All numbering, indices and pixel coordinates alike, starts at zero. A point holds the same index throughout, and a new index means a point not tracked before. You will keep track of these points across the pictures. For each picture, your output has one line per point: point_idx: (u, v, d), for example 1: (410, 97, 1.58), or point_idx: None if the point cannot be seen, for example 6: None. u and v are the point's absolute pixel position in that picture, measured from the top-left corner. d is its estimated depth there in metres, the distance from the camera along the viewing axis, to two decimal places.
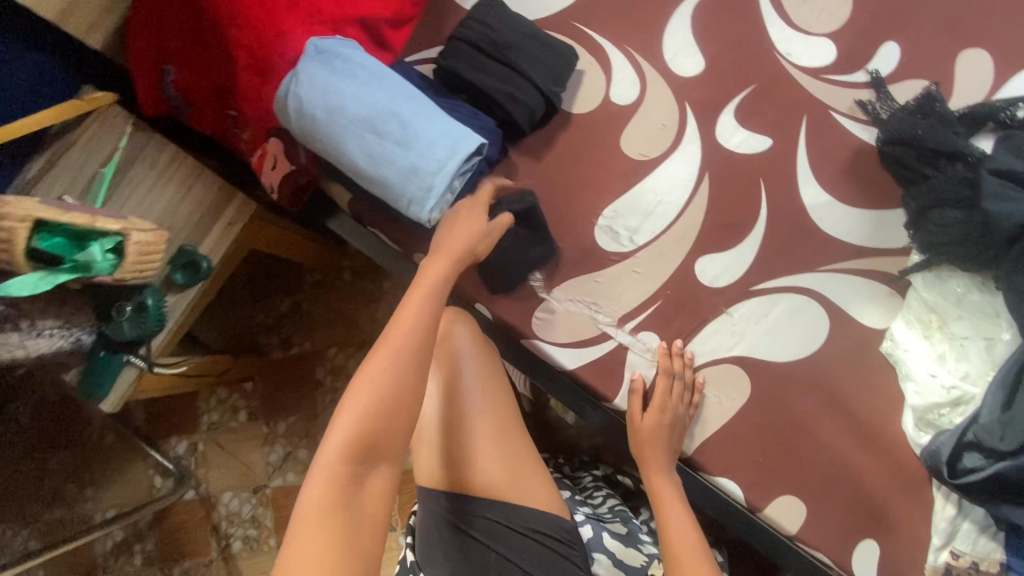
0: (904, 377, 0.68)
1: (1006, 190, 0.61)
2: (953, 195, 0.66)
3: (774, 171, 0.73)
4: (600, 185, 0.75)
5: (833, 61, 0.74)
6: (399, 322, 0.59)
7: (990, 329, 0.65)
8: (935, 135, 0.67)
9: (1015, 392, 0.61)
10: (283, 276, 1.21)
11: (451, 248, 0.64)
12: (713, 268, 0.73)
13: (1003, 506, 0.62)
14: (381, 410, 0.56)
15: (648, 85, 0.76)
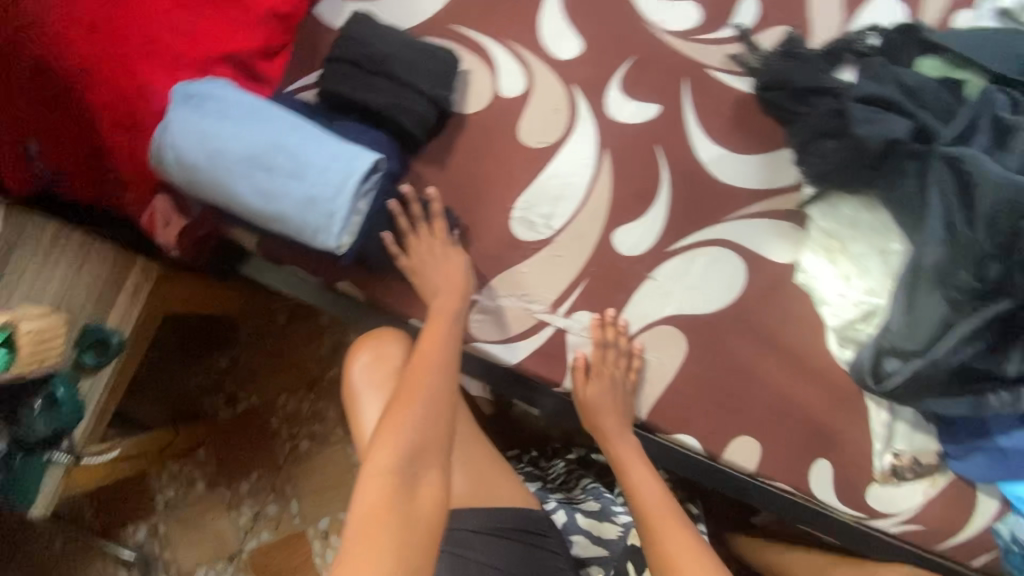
0: (819, 302, 0.72)
1: (870, 114, 0.66)
2: (826, 127, 0.69)
3: (667, 135, 0.76)
4: (508, 179, 0.75)
5: (700, 22, 0.77)
6: (429, 349, 0.66)
7: (883, 243, 0.69)
8: (802, 75, 0.71)
9: (913, 296, 0.65)
10: (214, 332, 1.16)
11: (452, 285, 0.71)
12: (630, 237, 0.76)
13: (925, 398, 0.68)
14: (423, 421, 0.61)
15: (534, 74, 0.77)
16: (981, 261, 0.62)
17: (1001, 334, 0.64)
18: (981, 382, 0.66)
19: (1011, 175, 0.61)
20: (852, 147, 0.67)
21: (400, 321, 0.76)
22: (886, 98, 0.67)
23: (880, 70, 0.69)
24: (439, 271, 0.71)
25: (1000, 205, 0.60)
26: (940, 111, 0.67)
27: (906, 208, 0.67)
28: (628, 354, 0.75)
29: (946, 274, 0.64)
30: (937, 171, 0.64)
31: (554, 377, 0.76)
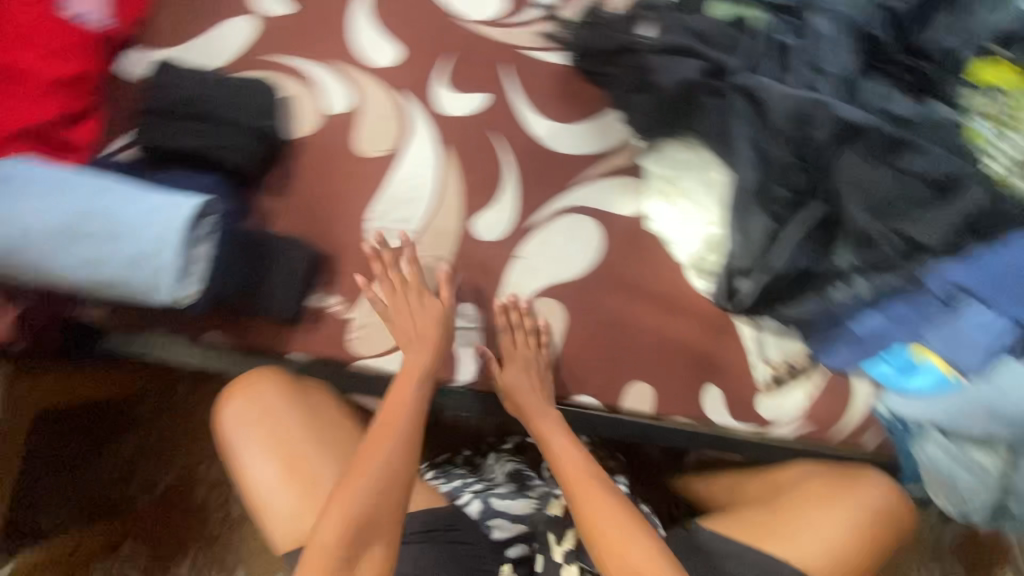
0: (670, 244, 0.77)
1: (668, 61, 0.71)
2: (633, 83, 0.75)
3: (501, 119, 0.79)
4: (357, 194, 0.76)
5: (507, 8, 0.81)
6: (388, 420, 0.72)
7: (711, 175, 0.74)
8: (605, 37, 0.75)
9: (743, 219, 0.70)
10: (113, 418, 1.09)
11: (411, 336, 0.73)
12: (489, 223, 0.78)
13: (777, 307, 0.73)
14: (371, 496, 0.68)
15: (359, 87, 0.78)
16: (788, 172, 0.68)
17: (825, 232, 0.71)
18: (822, 281, 0.72)
19: (793, 91, 0.67)
20: (659, 96, 0.73)
21: (278, 359, 0.75)
22: (678, 45, 0.72)
23: (671, 20, 0.74)
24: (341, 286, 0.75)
25: (789, 119, 0.66)
26: (730, 47, 0.72)
27: (719, 139, 0.71)
28: (526, 330, 0.77)
29: (765, 191, 0.69)
30: (737, 102, 0.69)
31: (448, 374, 0.77)
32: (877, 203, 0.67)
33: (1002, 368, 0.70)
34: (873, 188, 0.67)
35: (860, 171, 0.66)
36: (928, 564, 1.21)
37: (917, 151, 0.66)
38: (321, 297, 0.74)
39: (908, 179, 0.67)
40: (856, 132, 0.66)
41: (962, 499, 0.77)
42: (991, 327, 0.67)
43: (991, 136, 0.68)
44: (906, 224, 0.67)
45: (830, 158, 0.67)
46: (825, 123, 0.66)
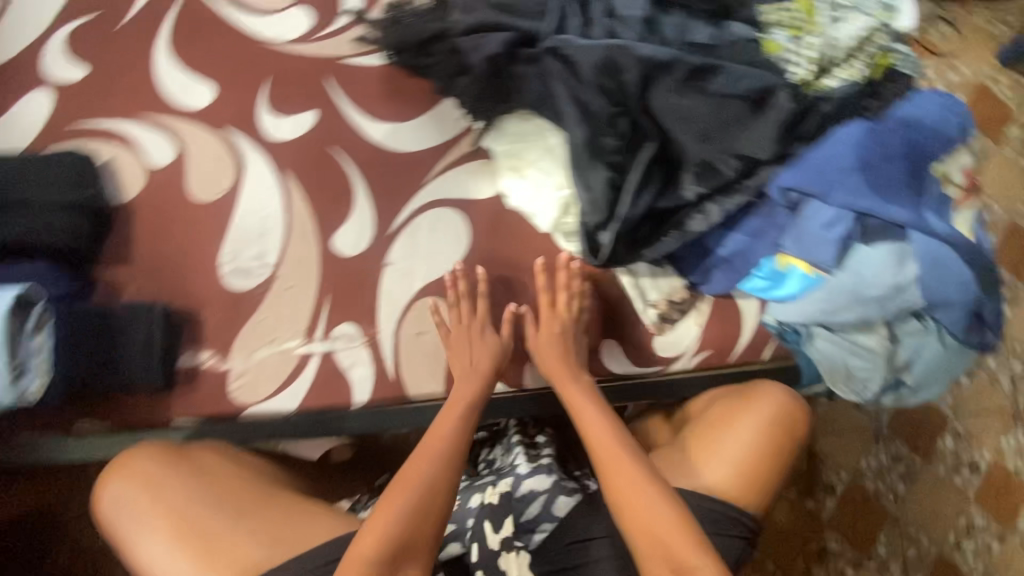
0: (531, 216, 0.78)
1: (475, 40, 0.70)
2: (452, 66, 0.73)
3: (335, 132, 0.77)
4: (204, 243, 0.73)
5: (314, 20, 0.78)
6: (434, 434, 0.71)
7: (547, 140, 0.76)
8: (413, 29, 0.74)
9: (582, 175, 0.71)
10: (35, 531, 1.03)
11: (461, 368, 0.74)
12: (349, 237, 0.76)
13: (642, 251, 0.76)
14: (414, 513, 0.65)
15: (180, 134, 0.75)
16: (612, 120, 0.70)
17: (666, 169, 0.73)
18: (674, 215, 0.75)
19: (594, 42, 0.68)
20: (479, 78, 0.72)
21: (162, 430, 0.72)
22: (484, 21, 0.71)
23: (471, 1, 0.73)
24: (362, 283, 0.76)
25: (597, 69, 0.68)
26: (538, 15, 0.72)
27: (542, 103, 0.73)
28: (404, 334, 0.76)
29: (597, 142, 0.70)
30: (550, 64, 0.70)
31: (344, 400, 0.75)
32: (700, 130, 0.69)
33: (858, 255, 0.72)
34: (692, 116, 0.69)
35: (675, 103, 0.68)
36: (874, 449, 1.28)
37: (724, 74, 0.68)
38: (190, 355, 0.72)
39: (723, 102, 0.68)
40: (664, 68, 0.68)
41: (860, 383, 0.81)
42: (834, 218, 0.69)
43: (788, 42, 0.71)
44: (732, 142, 0.70)
45: (646, 98, 0.69)
46: (631, 66, 0.67)
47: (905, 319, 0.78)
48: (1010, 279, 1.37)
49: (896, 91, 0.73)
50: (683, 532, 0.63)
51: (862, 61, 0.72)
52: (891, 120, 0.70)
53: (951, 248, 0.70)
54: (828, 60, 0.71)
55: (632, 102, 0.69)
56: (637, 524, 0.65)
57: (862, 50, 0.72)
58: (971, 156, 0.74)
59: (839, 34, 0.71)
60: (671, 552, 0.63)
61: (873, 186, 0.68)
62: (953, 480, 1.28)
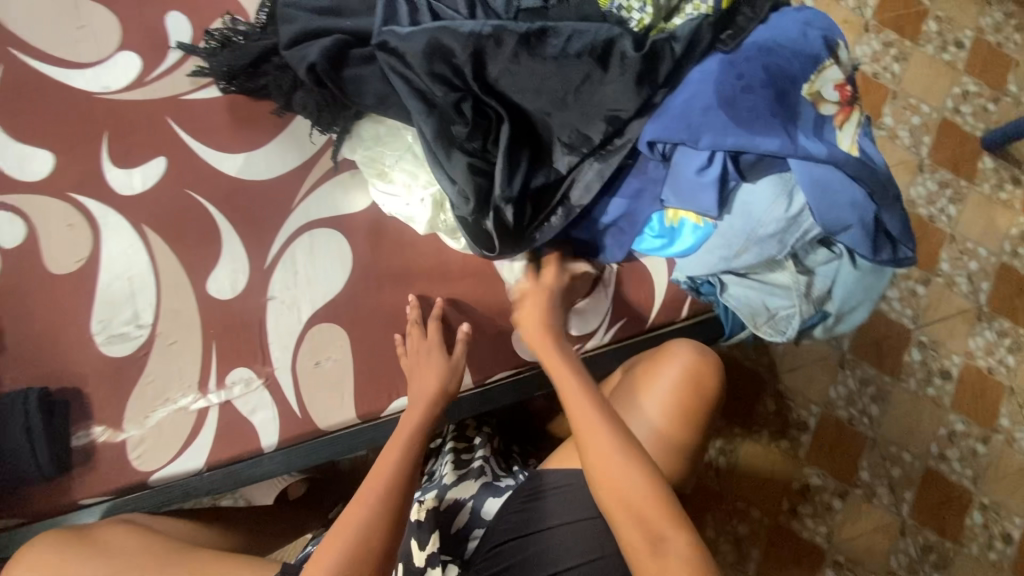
0: (411, 221, 0.74)
1: (298, 49, 0.69)
2: (286, 82, 0.72)
3: (190, 175, 0.74)
4: (74, 315, 0.70)
5: (143, 63, 0.75)
6: (384, 462, 0.66)
7: (405, 139, 0.73)
8: (240, 52, 0.72)
9: (442, 167, 0.67)
10: None
11: (420, 398, 0.71)
12: (224, 279, 0.73)
13: (534, 234, 0.71)
14: (352, 557, 0.58)
15: (26, 209, 0.72)
16: (458, 106, 0.66)
17: (533, 146, 0.68)
18: (554, 194, 0.70)
19: (417, 28, 0.66)
20: (314, 88, 0.70)
21: (70, 515, 0.69)
22: (305, 29, 0.69)
23: (291, 10, 0.70)
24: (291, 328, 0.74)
25: (424, 58, 0.65)
26: (365, 10, 0.72)
27: (386, 99, 0.69)
28: (304, 365, 0.74)
29: (447, 132, 0.66)
30: (382, 60, 0.68)
31: (253, 446, 0.72)
32: (551, 96, 0.65)
33: (742, 195, 0.69)
34: (538, 84, 0.65)
35: (516, 75, 0.65)
36: (842, 377, 1.25)
37: (557, 35, 0.65)
38: (81, 434, 0.69)
39: (566, 62, 0.65)
40: (494, 40, 0.65)
41: (784, 325, 0.78)
42: (707, 162, 0.66)
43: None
44: (588, 103, 0.65)
45: (485, 75, 0.65)
46: (458, 47, 0.64)
47: (813, 250, 0.75)
48: (950, 177, 1.34)
49: (750, 15, 0.69)
50: (661, 506, 0.59)
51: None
52: (742, 50, 0.67)
53: (835, 168, 0.67)
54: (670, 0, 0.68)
55: (473, 83, 0.65)
56: (614, 501, 0.61)
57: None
58: (841, 69, 0.70)
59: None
60: (649, 524, 0.59)
61: (739, 122, 0.64)
62: (927, 391, 1.26)
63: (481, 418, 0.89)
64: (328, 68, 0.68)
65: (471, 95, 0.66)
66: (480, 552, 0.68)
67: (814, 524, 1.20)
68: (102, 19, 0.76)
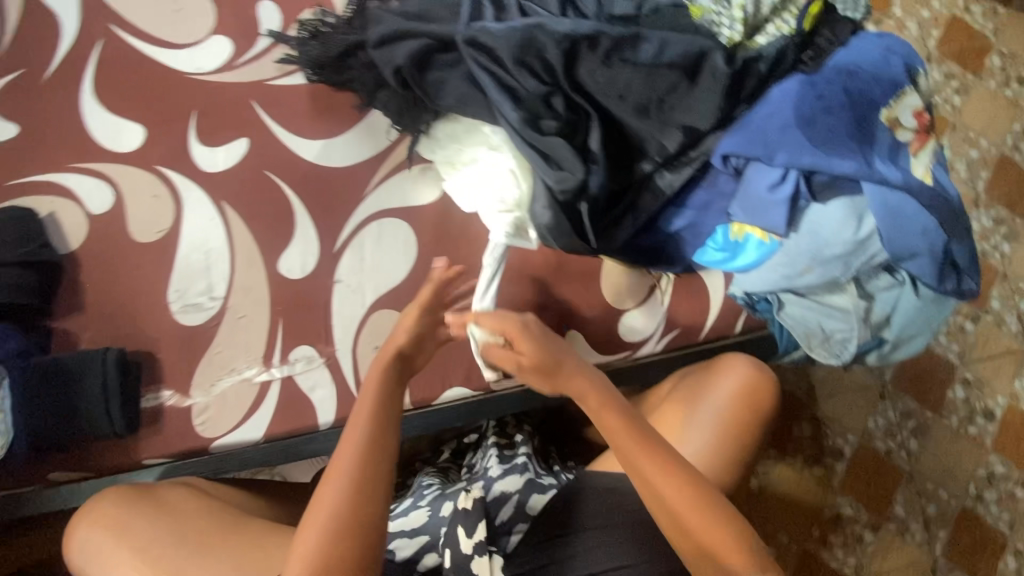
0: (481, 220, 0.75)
1: (384, 49, 0.71)
2: (370, 81, 0.74)
3: (269, 156, 0.77)
4: (152, 282, 0.74)
5: (234, 46, 0.78)
6: (347, 441, 0.60)
7: (482, 138, 0.73)
8: (327, 46, 0.74)
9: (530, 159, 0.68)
10: None
11: (380, 367, 0.65)
12: (295, 260, 0.76)
13: (613, 232, 0.72)
14: (330, 542, 0.55)
15: (115, 178, 0.75)
16: (547, 100, 0.67)
17: (616, 148, 0.70)
18: (630, 195, 0.71)
19: (510, 27, 0.67)
20: (396, 90, 0.72)
21: (135, 472, 0.72)
22: (393, 31, 0.70)
23: (382, 13, 0.73)
24: (353, 311, 0.76)
25: (517, 54, 0.66)
26: (449, 17, 0.72)
27: (466, 100, 0.70)
28: (364, 349, 0.76)
29: (535, 125, 0.67)
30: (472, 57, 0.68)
31: (310, 422, 0.74)
32: (637, 101, 0.67)
33: (811, 214, 0.69)
34: (626, 86, 0.66)
35: (606, 76, 0.66)
36: (881, 408, 1.23)
37: (650, 41, 0.66)
38: (151, 396, 0.72)
39: (657, 70, 0.66)
40: (588, 41, 0.66)
41: (840, 348, 0.78)
42: (780, 179, 0.66)
43: (713, 5, 0.69)
44: (672, 109, 0.67)
45: (575, 74, 0.67)
46: (551, 44, 0.66)
47: (877, 275, 0.75)
48: (1006, 215, 1.32)
49: (830, 37, 0.70)
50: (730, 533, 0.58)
51: (793, 14, 0.69)
52: (825, 71, 0.67)
53: (908, 195, 0.67)
54: (755, 18, 0.69)
55: (563, 80, 0.67)
56: (683, 536, 0.60)
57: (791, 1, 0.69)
58: (921, 97, 0.70)
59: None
60: (715, 556, 0.58)
61: (817, 141, 0.65)
62: (968, 430, 1.23)
63: (523, 416, 0.90)
64: (413, 69, 0.69)
65: (561, 91, 0.68)
66: (525, 546, 0.68)
67: (843, 555, 1.18)
68: (198, 2, 0.79)
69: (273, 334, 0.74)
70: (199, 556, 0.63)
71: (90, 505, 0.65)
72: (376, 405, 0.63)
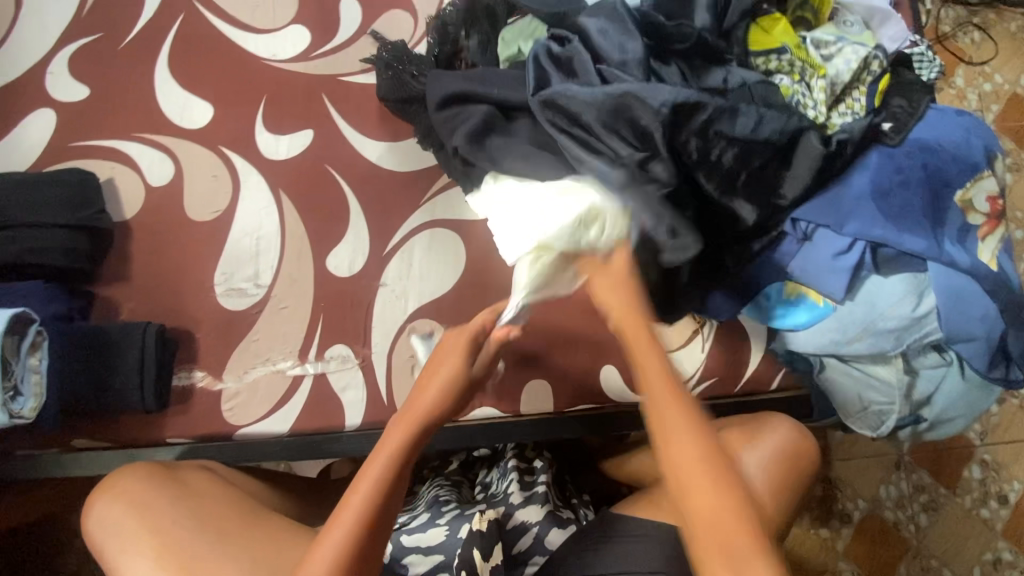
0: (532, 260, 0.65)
1: (447, 120, 0.71)
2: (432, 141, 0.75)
3: (331, 151, 0.77)
4: (199, 261, 0.73)
5: (311, 38, 0.79)
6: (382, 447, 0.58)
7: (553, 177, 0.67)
8: (394, 88, 0.75)
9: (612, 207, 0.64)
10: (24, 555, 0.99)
11: (431, 378, 0.63)
12: (343, 258, 0.75)
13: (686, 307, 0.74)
14: (354, 546, 0.53)
15: (177, 153, 0.75)
16: (644, 166, 0.64)
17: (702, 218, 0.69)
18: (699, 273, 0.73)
19: (597, 91, 0.64)
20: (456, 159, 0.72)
21: (153, 449, 0.72)
22: (453, 95, 0.70)
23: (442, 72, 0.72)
24: (394, 317, 0.76)
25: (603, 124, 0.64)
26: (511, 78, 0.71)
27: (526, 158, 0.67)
28: (400, 356, 0.75)
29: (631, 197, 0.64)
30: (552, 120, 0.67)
31: (338, 423, 0.73)
32: (726, 176, 0.65)
33: (870, 283, 0.68)
34: (717, 163, 0.65)
35: (700, 148, 0.64)
36: (895, 478, 1.21)
37: (747, 116, 0.63)
38: (184, 374, 0.71)
39: (754, 144, 0.63)
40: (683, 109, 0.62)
41: (877, 421, 0.76)
42: (847, 247, 0.66)
43: (795, 86, 0.69)
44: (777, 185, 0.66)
45: (671, 141, 0.64)
46: (646, 114, 0.62)
47: (924, 353, 0.74)
48: None
49: (900, 109, 0.69)
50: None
51: (863, 91, 0.70)
52: (904, 145, 0.67)
53: (972, 279, 0.66)
54: (838, 88, 0.69)
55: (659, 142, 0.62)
56: None
57: (859, 79, 0.70)
58: (997, 181, 0.70)
59: (840, 70, 0.69)
60: None
61: (889, 215, 0.65)
62: (979, 511, 1.21)
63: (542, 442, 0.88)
64: (473, 149, 0.68)
65: (657, 158, 0.64)
66: None
67: None
68: None
69: (312, 329, 0.74)
70: (218, 547, 0.62)
71: (111, 478, 0.65)
72: (397, 451, 0.58)
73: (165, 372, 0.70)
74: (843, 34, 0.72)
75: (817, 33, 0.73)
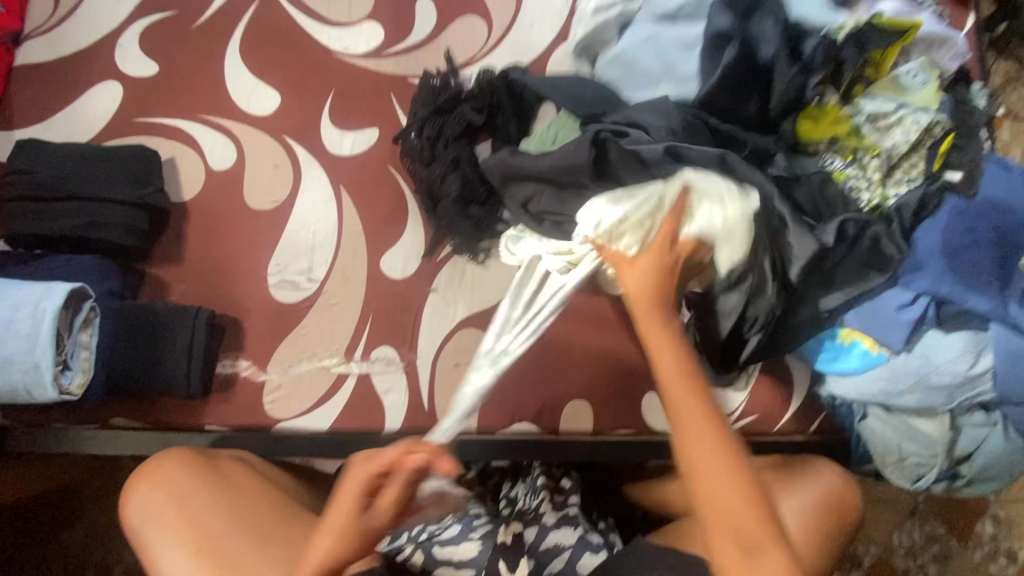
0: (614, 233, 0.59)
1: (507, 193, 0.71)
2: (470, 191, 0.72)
3: (395, 151, 0.76)
4: (254, 249, 0.73)
5: (385, 36, 0.78)
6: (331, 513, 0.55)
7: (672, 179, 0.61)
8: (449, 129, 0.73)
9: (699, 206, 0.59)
10: (30, 523, 0.97)
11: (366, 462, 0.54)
12: (398, 260, 0.75)
13: None
14: None
15: (241, 139, 0.75)
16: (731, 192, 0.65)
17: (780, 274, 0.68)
18: None
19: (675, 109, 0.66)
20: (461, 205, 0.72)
21: (189, 435, 0.71)
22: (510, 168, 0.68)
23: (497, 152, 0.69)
24: (442, 323, 0.74)
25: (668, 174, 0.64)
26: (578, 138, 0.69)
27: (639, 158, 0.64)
28: (445, 363, 0.74)
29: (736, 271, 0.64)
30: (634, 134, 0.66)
31: (377, 425, 0.71)
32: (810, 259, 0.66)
33: (928, 338, 0.67)
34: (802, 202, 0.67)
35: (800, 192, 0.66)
36: (908, 525, 1.21)
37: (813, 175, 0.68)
38: (228, 363, 0.71)
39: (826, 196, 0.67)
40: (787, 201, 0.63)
41: (914, 473, 0.75)
42: (909, 301, 0.65)
43: (847, 169, 0.69)
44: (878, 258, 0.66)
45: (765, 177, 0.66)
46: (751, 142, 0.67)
47: (970, 411, 0.73)
48: None
49: (962, 159, 0.70)
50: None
51: (922, 155, 0.70)
52: (978, 202, 0.68)
53: None
54: (892, 163, 0.69)
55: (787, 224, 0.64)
56: None
57: (922, 143, 0.69)
58: None
59: (896, 143, 0.68)
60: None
61: (958, 274, 0.65)
62: (988, 567, 1.20)
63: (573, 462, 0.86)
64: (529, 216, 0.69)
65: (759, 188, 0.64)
66: None
67: None
68: None
69: (360, 328, 0.73)
70: (258, 547, 0.61)
71: (149, 461, 0.64)
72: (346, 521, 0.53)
73: (211, 358, 0.69)
74: (902, 96, 0.70)
75: (875, 92, 0.71)
